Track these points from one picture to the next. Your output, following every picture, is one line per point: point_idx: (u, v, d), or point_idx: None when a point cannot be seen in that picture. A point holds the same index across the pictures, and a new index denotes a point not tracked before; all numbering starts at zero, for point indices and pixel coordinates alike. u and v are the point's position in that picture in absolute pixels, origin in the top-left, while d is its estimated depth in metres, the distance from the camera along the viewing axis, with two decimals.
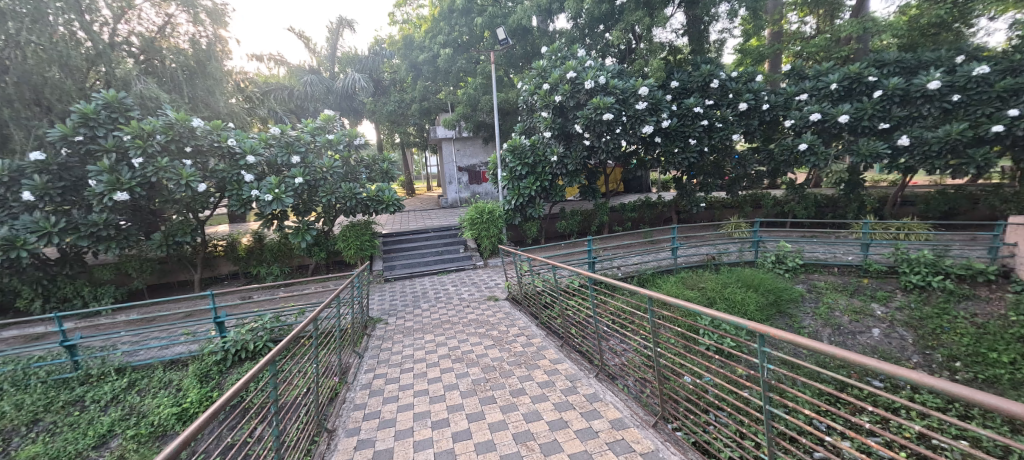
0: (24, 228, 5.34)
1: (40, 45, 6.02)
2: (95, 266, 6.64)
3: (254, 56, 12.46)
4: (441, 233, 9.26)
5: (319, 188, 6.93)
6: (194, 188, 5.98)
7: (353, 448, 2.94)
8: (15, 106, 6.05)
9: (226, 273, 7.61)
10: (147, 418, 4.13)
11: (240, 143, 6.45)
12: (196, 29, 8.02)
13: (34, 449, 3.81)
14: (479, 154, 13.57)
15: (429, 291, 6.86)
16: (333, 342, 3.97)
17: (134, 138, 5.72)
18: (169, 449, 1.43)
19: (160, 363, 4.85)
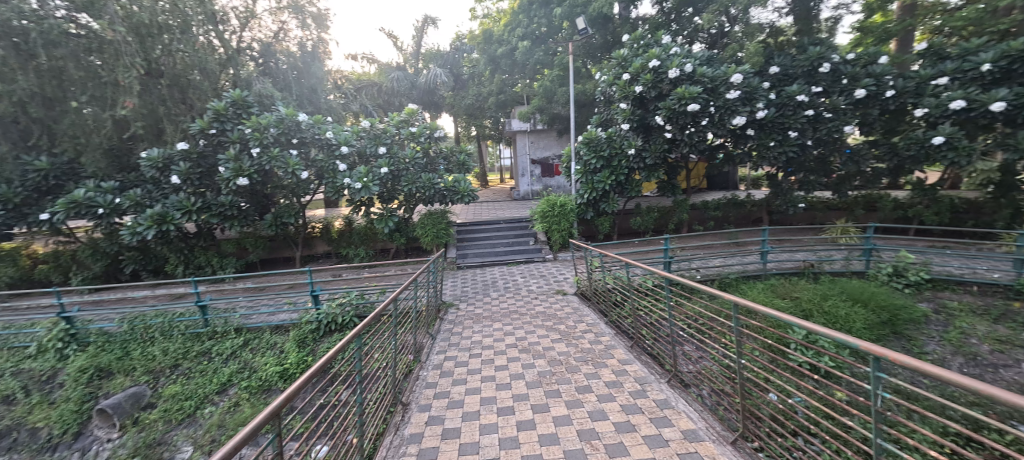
0: (172, 206, 6.43)
1: (186, 52, 7.10)
2: (222, 240, 7.78)
3: (350, 56, 13.62)
4: (512, 224, 9.40)
5: (402, 178, 7.41)
6: (298, 176, 6.73)
7: (424, 423, 3.13)
8: (167, 105, 7.15)
9: (321, 252, 8.48)
10: (257, 373, 4.82)
11: (337, 135, 7.09)
12: (304, 33, 8.98)
13: (175, 389, 4.70)
14: (552, 147, 13.48)
15: (498, 281, 7.01)
16: (410, 321, 4.23)
17: (254, 131, 6.57)
18: (275, 404, 1.64)
19: (268, 327, 5.57)
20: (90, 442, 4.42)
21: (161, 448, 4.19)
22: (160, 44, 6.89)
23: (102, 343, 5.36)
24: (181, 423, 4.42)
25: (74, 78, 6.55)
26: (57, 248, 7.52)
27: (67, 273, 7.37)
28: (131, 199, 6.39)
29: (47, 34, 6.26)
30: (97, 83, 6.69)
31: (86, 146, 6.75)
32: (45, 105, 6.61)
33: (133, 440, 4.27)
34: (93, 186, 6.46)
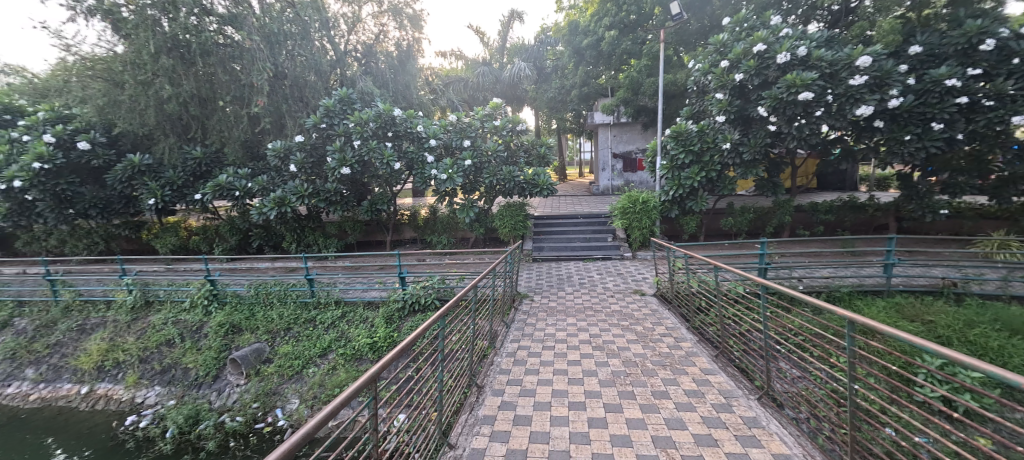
0: (290, 191, 7.39)
1: (304, 56, 8.09)
2: (327, 223, 8.77)
3: (440, 53, 14.33)
4: (590, 219, 9.23)
5: (484, 170, 7.69)
6: (391, 166, 7.31)
7: (497, 407, 3.24)
8: (290, 103, 8.21)
9: (408, 238, 9.16)
10: (351, 343, 5.39)
11: (426, 129, 7.55)
12: (401, 34, 9.65)
13: (287, 348, 5.45)
14: (636, 140, 12.92)
15: (573, 276, 6.95)
16: (488, 307, 4.37)
17: (357, 125, 7.27)
18: (372, 371, 1.85)
19: (362, 302, 6.17)
20: (225, 384, 5.34)
21: (276, 398, 4.98)
22: (285, 50, 7.93)
23: (235, 303, 6.37)
24: (290, 378, 5.16)
25: (222, 81, 7.74)
26: (206, 223, 9.08)
27: (211, 244, 8.89)
28: (259, 184, 7.48)
29: (204, 45, 7.30)
30: (237, 85, 7.85)
31: (228, 139, 8.03)
32: (200, 105, 7.86)
33: (255, 387, 5.09)
34: (232, 173, 7.67)
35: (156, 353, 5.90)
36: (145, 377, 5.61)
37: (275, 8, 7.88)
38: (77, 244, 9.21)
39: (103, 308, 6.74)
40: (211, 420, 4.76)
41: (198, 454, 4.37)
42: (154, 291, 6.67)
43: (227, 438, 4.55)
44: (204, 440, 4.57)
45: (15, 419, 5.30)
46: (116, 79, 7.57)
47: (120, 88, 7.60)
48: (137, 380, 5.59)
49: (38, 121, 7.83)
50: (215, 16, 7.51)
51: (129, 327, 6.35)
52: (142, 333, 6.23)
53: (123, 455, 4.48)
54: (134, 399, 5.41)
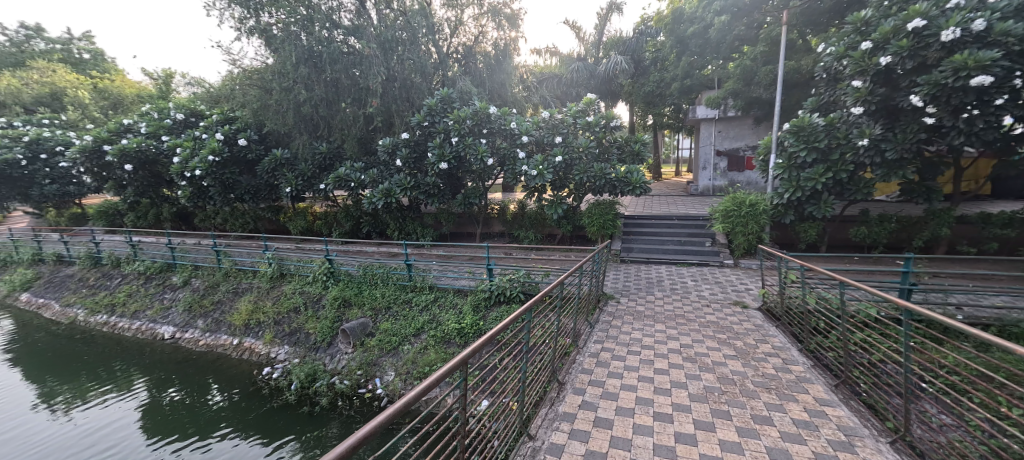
0: (395, 184, 8.15)
1: (413, 60, 8.78)
2: (424, 214, 9.48)
3: (536, 50, 14.48)
4: (687, 222, 8.59)
5: (574, 167, 7.60)
6: (484, 162, 7.63)
7: (578, 406, 3.22)
8: (399, 103, 9.01)
9: (497, 231, 9.49)
10: (442, 326, 5.78)
11: (519, 126, 7.70)
12: (499, 34, 9.95)
13: (387, 325, 6.04)
14: (746, 137, 11.63)
15: (664, 280, 6.56)
16: (572, 306, 4.31)
17: (455, 123, 7.71)
18: (464, 354, 1.98)
19: (452, 289, 6.56)
20: (336, 350, 6.13)
21: (375, 368, 5.57)
22: (397, 55, 8.70)
23: (347, 281, 7.24)
24: (388, 352, 5.73)
25: (345, 86, 8.78)
26: (327, 210, 10.44)
27: (331, 228, 10.20)
28: (371, 177, 8.37)
29: (332, 54, 8.35)
30: (356, 88, 8.84)
31: (348, 136, 9.11)
32: (327, 107, 9.03)
33: (359, 356, 5.75)
34: (349, 166, 8.68)
35: (286, 317, 6.98)
36: (278, 336, 6.69)
37: (389, 17, 8.69)
38: (235, 223, 11.29)
39: (251, 275, 8.18)
40: (325, 379, 5.53)
41: (314, 408, 5.16)
42: (287, 265, 7.88)
43: (336, 397, 5.28)
44: (319, 395, 5.34)
45: (190, 359, 6.75)
46: (267, 86, 9.06)
47: (269, 94, 9.08)
48: (272, 338, 6.68)
49: (213, 123, 9.74)
50: (342, 29, 8.53)
51: (268, 293, 7.60)
52: (277, 299, 7.41)
53: (261, 399, 5.48)
54: (269, 353, 6.50)
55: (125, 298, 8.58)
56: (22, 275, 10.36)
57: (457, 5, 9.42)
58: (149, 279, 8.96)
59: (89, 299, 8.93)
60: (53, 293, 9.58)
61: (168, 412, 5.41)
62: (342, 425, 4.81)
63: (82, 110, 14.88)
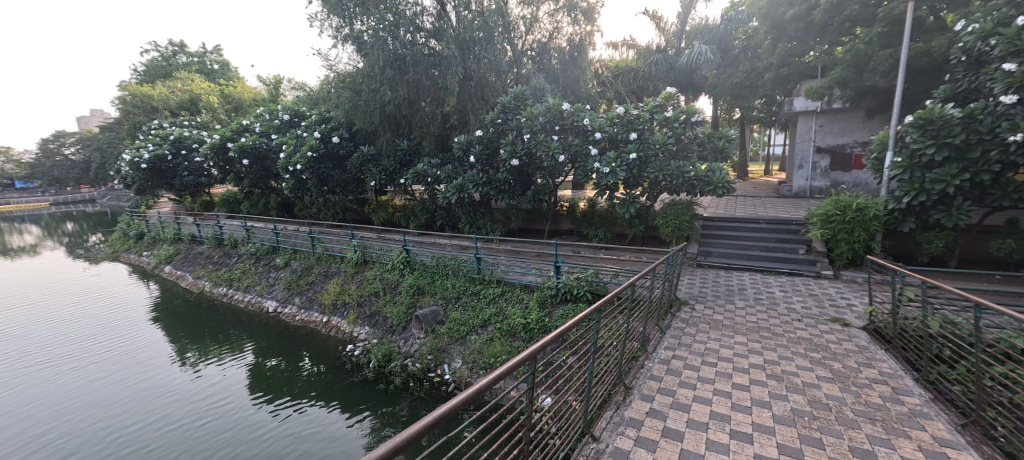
0: (468, 179, 8.45)
1: (488, 58, 8.98)
2: (494, 209, 9.73)
3: (611, 44, 14.03)
4: (777, 226, 7.79)
5: (649, 165, 7.24)
6: (555, 159, 7.59)
7: (645, 412, 3.11)
8: (474, 101, 9.27)
9: (566, 228, 9.45)
10: (508, 320, 5.89)
11: (593, 122, 7.52)
12: (574, 29, 9.80)
13: (456, 315, 6.32)
14: (855, 131, 10.19)
15: (747, 289, 6.04)
16: (643, 309, 4.10)
17: (528, 120, 7.79)
18: (532, 348, 1.98)
19: (519, 284, 6.66)
20: (410, 335, 6.55)
21: (444, 355, 5.86)
22: (474, 55, 8.96)
23: (420, 270, 7.66)
24: (456, 340, 5.99)
25: (425, 86, 9.28)
26: (406, 203, 11.16)
27: (408, 220, 10.90)
28: (446, 172, 8.78)
29: (415, 56, 8.88)
30: (435, 88, 9.30)
31: (427, 134, 9.63)
32: (409, 107, 9.62)
33: (430, 342, 6.09)
34: (427, 162, 9.18)
35: (367, 300, 7.61)
36: (360, 317, 7.32)
37: (468, 18, 8.96)
38: (327, 212, 12.55)
39: (338, 260, 9.04)
40: (399, 361, 5.96)
41: (389, 386, 5.63)
42: (369, 253, 8.55)
43: (408, 378, 5.70)
44: (394, 375, 5.79)
45: (289, 331, 7.68)
46: (357, 89, 9.88)
47: (358, 96, 9.90)
48: (355, 319, 7.33)
49: (312, 123, 10.88)
50: (424, 32, 8.98)
51: (353, 277, 8.33)
52: (359, 283, 8.10)
53: (344, 373, 6.09)
54: (352, 332, 7.15)
55: (240, 274, 9.98)
56: (167, 250, 12.50)
57: (533, 2, 9.44)
58: (259, 259, 10.31)
59: (213, 273, 10.54)
60: (188, 267, 11.47)
61: (270, 377, 6.20)
62: (412, 406, 5.18)
63: (212, 113, 17.49)
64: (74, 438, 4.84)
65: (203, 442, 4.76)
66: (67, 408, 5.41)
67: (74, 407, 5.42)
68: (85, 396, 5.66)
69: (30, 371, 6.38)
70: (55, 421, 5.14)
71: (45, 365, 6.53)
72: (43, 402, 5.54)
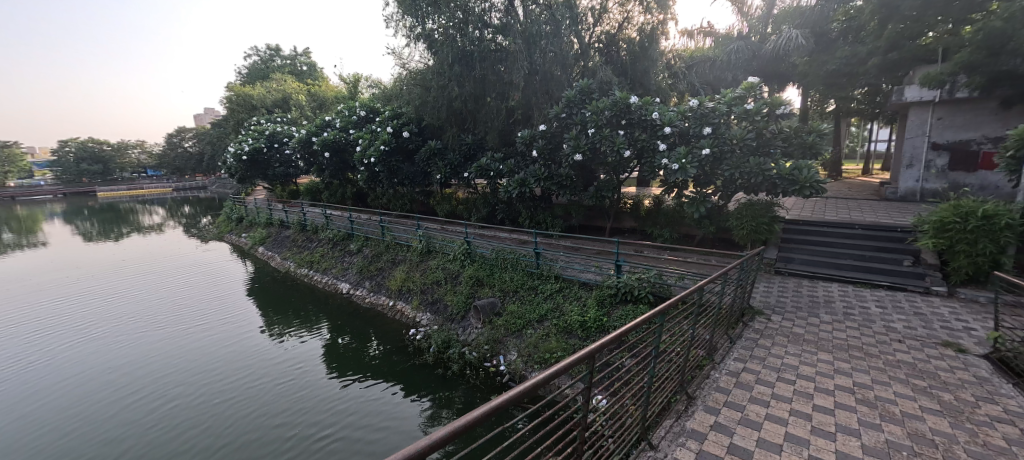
0: (530, 174, 8.49)
1: (554, 52, 8.86)
2: (555, 205, 9.67)
3: (686, 32, 13.12)
4: (875, 233, 6.87)
5: (724, 161, 6.72)
6: (621, 154, 7.35)
7: (709, 426, 2.93)
8: (538, 96, 9.24)
9: (628, 226, 9.15)
10: (565, 317, 5.84)
11: (662, 116, 7.12)
12: (646, 18, 9.32)
13: (513, 308, 6.40)
14: (983, 125, 8.68)
15: (834, 301, 5.42)
16: (712, 316, 3.81)
17: (593, 114, 7.61)
18: (591, 347, 1.93)
19: (577, 281, 6.57)
20: (468, 324, 6.75)
21: (500, 346, 5.98)
22: (540, 49, 8.89)
23: (480, 262, 7.83)
24: (512, 333, 6.08)
25: (492, 81, 9.42)
26: (469, 196, 11.50)
27: (470, 212, 11.21)
28: (508, 167, 8.88)
29: (482, 53, 9.04)
30: (501, 83, 9.40)
31: (491, 129, 9.80)
32: (474, 102, 9.89)
33: (487, 333, 6.24)
34: (490, 157, 9.34)
35: (430, 287, 7.95)
36: (422, 304, 7.70)
37: (535, 12, 8.91)
38: (396, 203, 13.30)
39: (404, 248, 9.53)
40: (458, 348, 6.20)
41: (447, 371, 5.90)
42: (433, 243, 8.89)
43: (465, 366, 5.92)
44: (452, 361, 6.05)
45: (359, 312, 8.30)
46: (427, 85, 10.31)
47: (428, 92, 10.32)
48: (418, 305, 7.72)
49: (386, 118, 11.56)
50: (491, 28, 9.08)
51: (417, 265, 8.72)
52: (423, 270, 8.49)
53: (407, 356, 6.46)
54: (415, 317, 7.55)
55: (320, 257, 10.97)
56: (260, 233, 14.06)
57: None
58: (335, 244, 11.22)
59: (297, 255, 11.70)
60: (277, 248, 12.82)
61: (341, 354, 6.76)
62: (468, 393, 5.39)
63: (300, 111, 19.24)
64: (181, 388, 5.67)
65: (281, 404, 5.33)
66: (176, 363, 6.33)
67: (182, 363, 6.32)
68: (189, 355, 6.57)
69: (151, 329, 7.54)
70: (167, 373, 6.05)
71: (161, 325, 7.68)
72: (159, 357, 6.54)
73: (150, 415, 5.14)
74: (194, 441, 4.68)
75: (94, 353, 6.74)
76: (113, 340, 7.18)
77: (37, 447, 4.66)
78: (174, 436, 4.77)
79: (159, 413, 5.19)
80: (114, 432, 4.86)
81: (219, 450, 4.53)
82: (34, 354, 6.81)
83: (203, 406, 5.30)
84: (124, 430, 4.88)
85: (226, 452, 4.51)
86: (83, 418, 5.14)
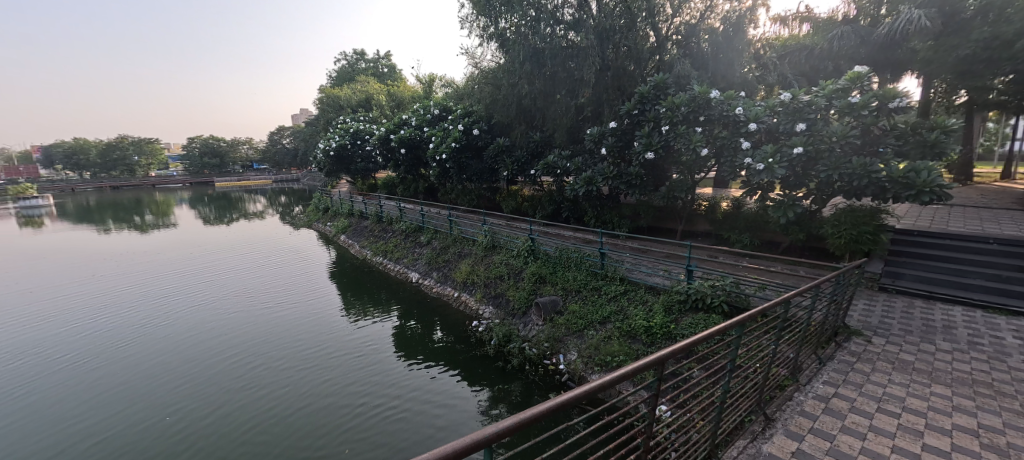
0: (597, 172, 8.31)
1: (628, 47, 8.56)
2: (623, 205, 9.38)
3: (779, 19, 11.95)
4: (1016, 249, 5.75)
5: (821, 161, 6.01)
6: (698, 152, 6.90)
7: (790, 452, 2.68)
8: (608, 92, 8.99)
9: (703, 230, 8.62)
10: (628, 320, 5.66)
11: (747, 111, 6.57)
12: (732, 6, 8.63)
13: (575, 308, 6.33)
14: None
15: (955, 327, 4.64)
16: (798, 333, 3.46)
17: (668, 110, 7.22)
18: (662, 353, 1.79)
19: (644, 285, 6.33)
20: (529, 320, 6.81)
21: (560, 345, 5.96)
22: (613, 44, 8.64)
23: (543, 259, 7.83)
24: (574, 332, 6.02)
25: (562, 78, 9.38)
26: (534, 193, 11.58)
27: (535, 209, 11.29)
28: (575, 165, 8.78)
29: (553, 50, 9.03)
30: (571, 79, 9.31)
31: (559, 126, 9.75)
32: (543, 100, 9.91)
33: (548, 330, 6.25)
34: (557, 154, 9.29)
35: (493, 281, 8.14)
36: (486, 297, 7.92)
37: (609, 6, 8.67)
38: (464, 198, 13.80)
39: (469, 242, 9.85)
40: (518, 343, 6.29)
41: (507, 365, 6.03)
42: (498, 239, 9.07)
43: (524, 361, 6.01)
44: (513, 356, 6.17)
45: (426, 301, 8.75)
46: (498, 83, 10.54)
47: (499, 90, 10.54)
48: (482, 298, 7.96)
49: (458, 117, 12.01)
50: (563, 24, 9.00)
51: (482, 259, 8.96)
52: (487, 264, 8.71)
53: (469, 347, 6.70)
54: (479, 310, 7.80)
55: (394, 246, 11.75)
56: (343, 223, 15.39)
57: None
58: (407, 236, 11.92)
59: (374, 244, 12.65)
60: (356, 237, 13.97)
61: (409, 339, 7.18)
62: (526, 389, 5.46)
63: (380, 110, 20.70)
64: (269, 357, 6.43)
65: (346, 380, 5.80)
66: (266, 335, 7.17)
67: (266, 336, 7.11)
68: (273, 330, 7.37)
69: (245, 304, 8.59)
70: (253, 344, 6.84)
71: (257, 301, 8.75)
72: (250, 328, 7.45)
73: (241, 377, 5.90)
74: (269, 407, 5.25)
75: (200, 320, 7.86)
76: (219, 310, 8.34)
77: (154, 395, 5.57)
78: (254, 400, 5.39)
79: (248, 376, 5.93)
80: (209, 391, 5.62)
81: (290, 417, 5.04)
82: (160, 316, 8.14)
83: (278, 376, 5.91)
84: (217, 389, 5.65)
85: (295, 419, 5.00)
86: (187, 375, 6.01)
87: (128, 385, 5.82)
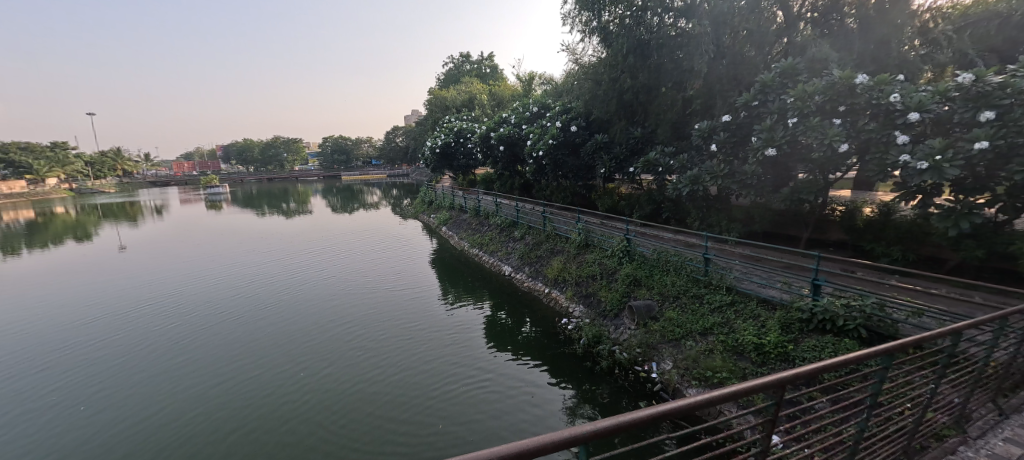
0: (704, 170, 7.65)
1: (749, 31, 7.69)
2: (734, 207, 8.49)
3: None
4: None
5: (1015, 159, 4.72)
6: (834, 148, 5.93)
7: None
8: (723, 82, 8.19)
9: (835, 240, 7.51)
10: (735, 335, 5.14)
11: (905, 98, 5.45)
12: None
13: (673, 315, 5.95)
14: None
15: None
16: (970, 373, 2.77)
17: (796, 99, 6.33)
18: (781, 376, 1.57)
19: (756, 297, 5.69)
20: (621, 323, 6.58)
21: (654, 352, 5.66)
22: (730, 29, 7.85)
23: (638, 261, 7.46)
24: (670, 341, 5.67)
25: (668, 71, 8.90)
26: (632, 191, 11.13)
27: (632, 209, 10.85)
28: (680, 162, 8.20)
29: (660, 40, 8.52)
30: (680, 71, 8.70)
31: (663, 121, 9.18)
32: (646, 93, 9.45)
33: (641, 336, 5.98)
34: (660, 151, 8.78)
35: (585, 280, 8.05)
36: (577, 295, 7.87)
37: None
38: (559, 195, 13.85)
39: (561, 239, 9.85)
40: (609, 346, 6.14)
41: (596, 366, 5.96)
42: (591, 237, 8.90)
43: (614, 365, 5.87)
44: (602, 358, 6.05)
45: (517, 295, 9.00)
46: (598, 79, 10.33)
47: (599, 85, 10.33)
48: (573, 296, 7.94)
49: (556, 114, 12.06)
50: (673, 11, 8.43)
51: (573, 257, 8.90)
52: (578, 262, 8.63)
53: (558, 344, 6.74)
54: (569, 308, 7.79)
55: (489, 239, 12.31)
56: (445, 215, 16.58)
57: None
58: (501, 230, 12.40)
59: (472, 236, 13.41)
60: (456, 229, 14.95)
61: (501, 329, 7.47)
62: (614, 394, 5.32)
63: (482, 109, 21.77)
64: (375, 330, 7.21)
65: (439, 358, 6.23)
66: (374, 311, 8.04)
67: (374, 312, 7.99)
68: (376, 309, 8.18)
69: (356, 285, 9.68)
70: (363, 318, 7.73)
71: (369, 281, 9.87)
72: (362, 304, 8.43)
73: (353, 344, 6.72)
74: (371, 373, 5.88)
75: (324, 294, 9.15)
76: (340, 286, 9.61)
77: (288, 349, 6.65)
78: (356, 367, 6.03)
79: (358, 344, 6.72)
80: (323, 353, 6.49)
81: (390, 383, 5.60)
82: (297, 287, 9.70)
83: (381, 348, 6.59)
84: (333, 351, 6.51)
85: (394, 386, 5.54)
86: (311, 337, 7.05)
87: (269, 339, 7.03)
